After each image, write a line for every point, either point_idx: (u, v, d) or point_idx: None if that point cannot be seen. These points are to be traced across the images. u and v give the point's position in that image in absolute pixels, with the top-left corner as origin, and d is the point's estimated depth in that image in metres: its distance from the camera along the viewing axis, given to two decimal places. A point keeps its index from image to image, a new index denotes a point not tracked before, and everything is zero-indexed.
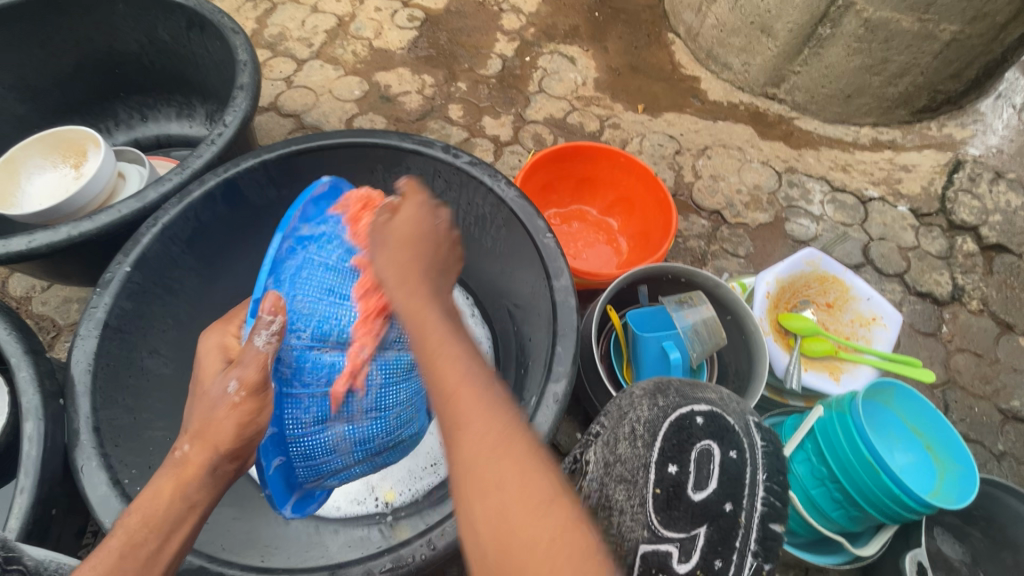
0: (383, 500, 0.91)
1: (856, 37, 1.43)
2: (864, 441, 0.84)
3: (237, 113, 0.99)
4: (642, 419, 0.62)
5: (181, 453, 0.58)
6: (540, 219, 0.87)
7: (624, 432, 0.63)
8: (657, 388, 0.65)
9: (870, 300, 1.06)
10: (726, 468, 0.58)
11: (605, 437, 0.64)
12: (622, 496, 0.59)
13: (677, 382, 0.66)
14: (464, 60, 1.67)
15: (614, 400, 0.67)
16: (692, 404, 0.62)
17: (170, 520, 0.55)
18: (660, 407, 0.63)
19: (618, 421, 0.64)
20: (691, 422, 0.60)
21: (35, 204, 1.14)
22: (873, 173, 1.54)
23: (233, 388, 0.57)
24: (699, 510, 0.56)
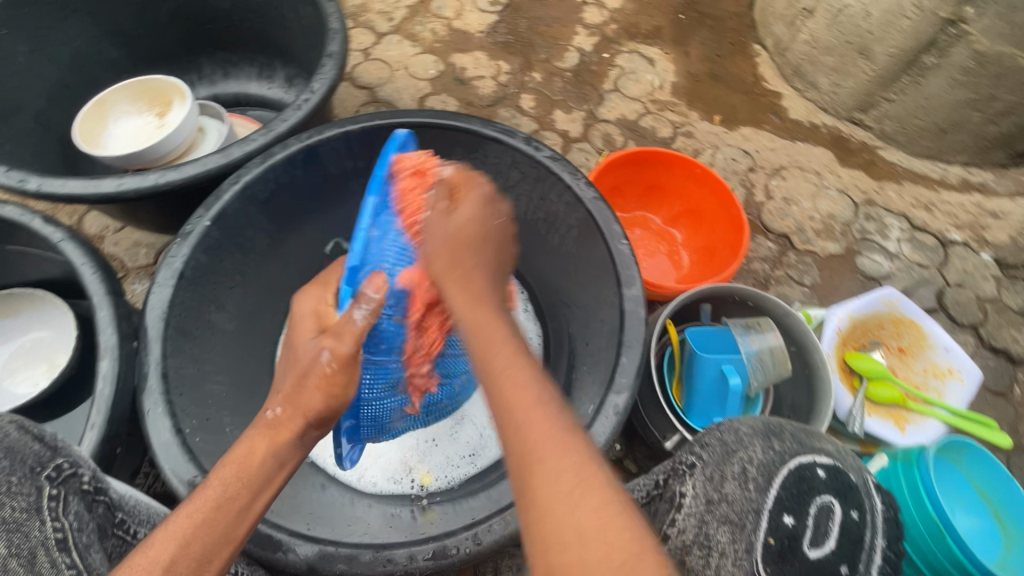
0: (419, 482, 0.92)
1: (963, 69, 1.35)
2: (932, 501, 0.79)
3: (324, 80, 1.00)
4: (756, 461, 0.58)
5: (273, 415, 0.58)
6: (617, 225, 0.85)
7: (734, 471, 0.57)
8: (770, 429, 0.61)
9: (948, 350, 0.99)
10: (846, 529, 0.57)
11: (706, 470, 0.59)
12: (725, 538, 0.55)
13: (792, 426, 0.62)
14: (541, 50, 1.64)
15: (713, 430, 0.61)
16: (812, 456, 0.59)
17: (260, 477, 0.54)
18: (775, 451, 0.59)
19: (725, 457, 0.58)
20: (812, 475, 0.57)
21: (118, 147, 1.18)
22: (959, 216, 1.45)
23: (325, 358, 0.57)
24: (813, 569, 0.55)
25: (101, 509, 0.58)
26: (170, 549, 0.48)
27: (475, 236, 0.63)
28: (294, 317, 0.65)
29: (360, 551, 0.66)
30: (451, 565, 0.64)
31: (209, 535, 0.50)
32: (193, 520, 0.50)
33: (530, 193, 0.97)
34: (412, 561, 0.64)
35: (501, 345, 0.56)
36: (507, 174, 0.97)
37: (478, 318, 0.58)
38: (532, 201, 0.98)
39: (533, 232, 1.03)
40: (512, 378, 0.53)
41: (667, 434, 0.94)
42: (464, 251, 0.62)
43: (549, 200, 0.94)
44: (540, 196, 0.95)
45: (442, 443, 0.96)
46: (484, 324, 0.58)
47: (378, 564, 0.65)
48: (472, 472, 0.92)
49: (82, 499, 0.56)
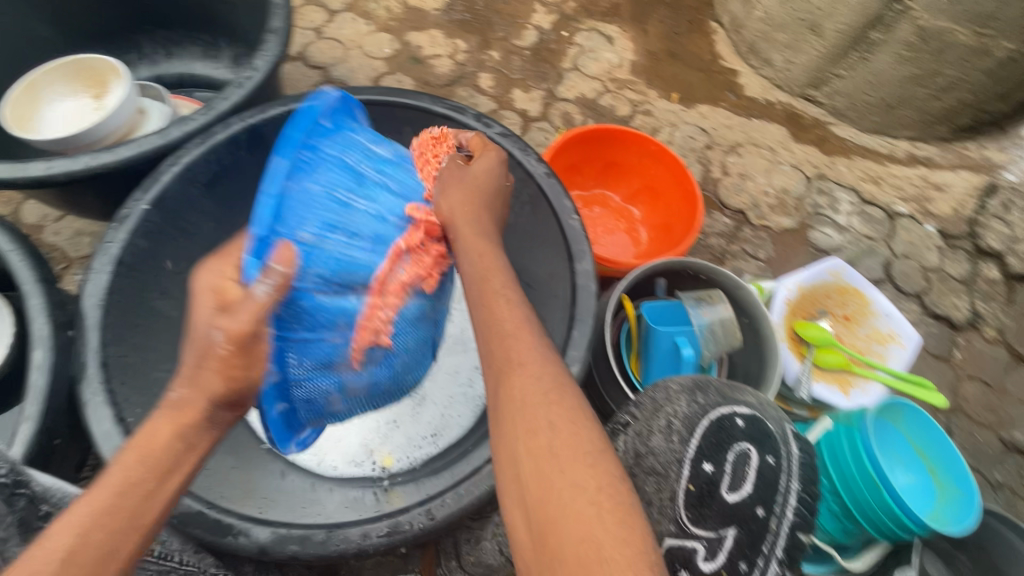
0: (380, 464, 0.92)
1: (908, 44, 1.39)
2: (870, 457, 0.84)
3: (267, 58, 0.96)
4: (680, 416, 0.67)
5: (176, 397, 0.53)
6: (568, 200, 0.85)
7: (660, 426, 0.67)
8: (695, 386, 0.70)
9: (889, 317, 1.03)
10: (762, 474, 0.66)
11: (638, 427, 0.68)
12: (654, 487, 0.66)
13: (717, 382, 0.71)
14: (499, 28, 1.62)
15: (646, 391, 0.71)
16: (730, 408, 0.68)
17: (168, 461, 0.51)
18: (698, 407, 0.68)
19: (653, 414, 0.68)
20: (728, 425, 0.67)
21: (52, 130, 1.12)
22: (905, 189, 1.50)
23: (219, 339, 0.50)
24: (731, 511, 0.65)
25: (25, 502, 0.57)
26: (69, 539, 0.46)
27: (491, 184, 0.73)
28: (189, 290, 0.54)
29: (310, 531, 0.66)
30: (406, 540, 0.65)
31: (114, 524, 0.48)
32: (94, 507, 0.48)
33: None
34: (366, 538, 0.65)
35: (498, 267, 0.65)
36: None
37: (481, 240, 0.67)
38: None
39: None
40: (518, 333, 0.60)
41: (623, 406, 0.97)
42: (477, 196, 0.70)
43: None
44: None
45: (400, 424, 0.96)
46: (490, 273, 0.64)
47: (330, 544, 0.65)
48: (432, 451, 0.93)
49: (2, 492, 0.55)
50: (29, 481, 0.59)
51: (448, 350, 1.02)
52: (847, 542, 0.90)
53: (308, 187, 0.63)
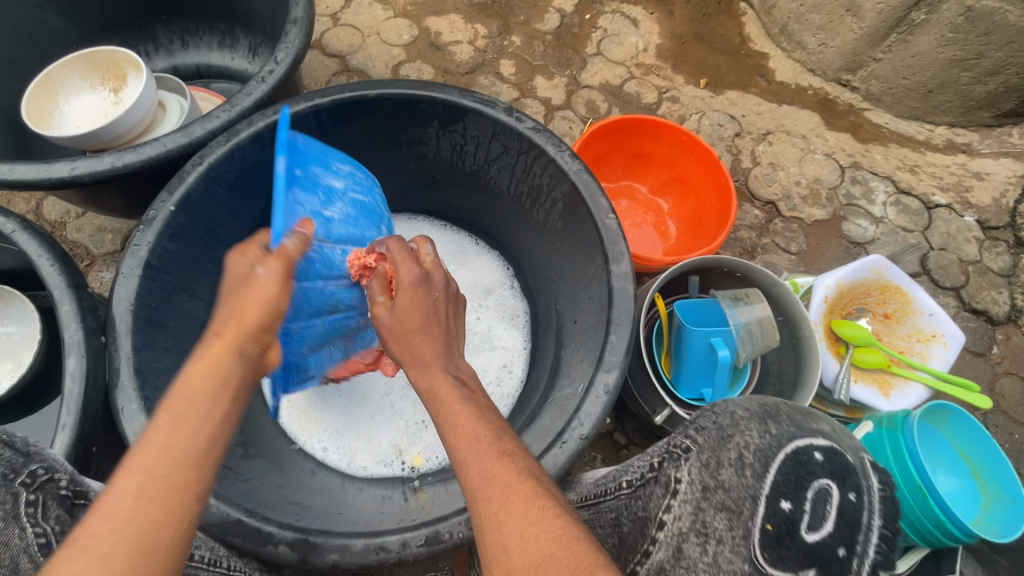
0: (409, 463, 0.91)
1: (953, 26, 1.32)
2: (915, 464, 0.81)
3: (289, 50, 0.94)
4: (752, 446, 0.57)
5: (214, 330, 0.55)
6: (604, 198, 0.82)
7: (730, 457, 0.58)
8: (765, 413, 0.59)
9: (933, 316, 0.99)
10: (844, 512, 0.54)
11: (702, 456, 0.59)
12: (723, 525, 0.56)
13: (788, 407, 0.60)
14: (520, 12, 1.57)
15: (709, 414, 0.62)
16: (806, 439, 0.57)
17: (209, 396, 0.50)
18: (773, 437, 0.57)
19: (720, 443, 0.59)
20: (810, 459, 0.56)
21: (72, 125, 1.10)
22: (943, 178, 1.44)
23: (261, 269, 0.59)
24: (811, 552, 0.53)
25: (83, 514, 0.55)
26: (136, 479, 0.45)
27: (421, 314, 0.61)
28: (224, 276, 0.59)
29: (350, 542, 0.65)
30: (445, 550, 0.64)
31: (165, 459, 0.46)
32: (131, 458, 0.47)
33: (513, 165, 0.93)
34: (405, 548, 0.64)
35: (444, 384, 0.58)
36: (488, 146, 0.93)
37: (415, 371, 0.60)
38: (516, 174, 0.94)
39: (517, 208, 1.00)
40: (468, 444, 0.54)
41: (657, 408, 0.94)
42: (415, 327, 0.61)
43: (533, 173, 0.91)
44: (524, 169, 0.92)
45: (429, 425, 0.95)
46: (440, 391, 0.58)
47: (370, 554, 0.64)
48: None
49: (62, 504, 0.54)
50: (89, 492, 0.56)
51: (475, 349, 1.00)
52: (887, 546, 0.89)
53: (303, 216, 0.69)
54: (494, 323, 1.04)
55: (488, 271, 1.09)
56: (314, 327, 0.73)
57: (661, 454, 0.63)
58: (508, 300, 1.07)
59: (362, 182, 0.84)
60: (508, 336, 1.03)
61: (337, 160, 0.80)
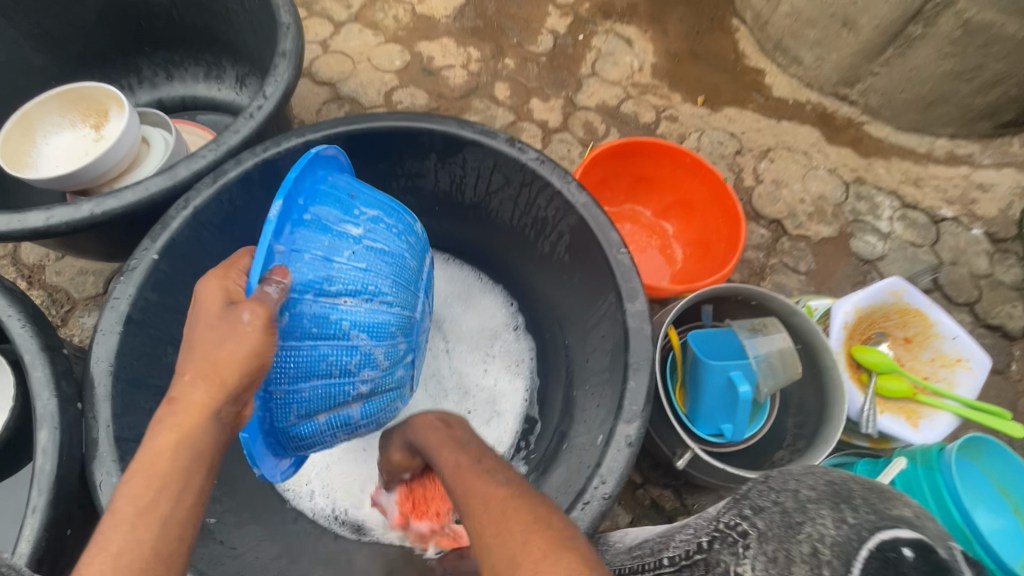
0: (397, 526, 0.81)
1: (950, 40, 1.30)
2: (956, 505, 0.76)
3: (278, 83, 0.89)
4: (826, 538, 0.35)
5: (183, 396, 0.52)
6: (614, 231, 0.77)
7: (799, 553, 0.36)
8: (836, 493, 0.38)
9: (956, 339, 0.95)
10: None
11: (756, 547, 0.40)
12: None
13: (863, 486, 0.39)
14: (512, 34, 1.54)
15: (769, 493, 0.43)
16: (894, 529, 0.34)
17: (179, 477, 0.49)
18: (848, 526, 0.35)
19: (784, 530, 0.38)
20: (903, 559, 0.32)
21: (51, 166, 1.05)
22: (947, 191, 1.42)
23: (245, 317, 0.53)
24: None
25: None
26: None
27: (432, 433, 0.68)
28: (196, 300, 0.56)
29: None
30: None
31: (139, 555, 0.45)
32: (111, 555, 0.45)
33: (515, 197, 0.89)
34: None
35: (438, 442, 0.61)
36: (489, 178, 0.89)
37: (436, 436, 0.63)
38: (519, 206, 0.90)
39: (520, 240, 0.96)
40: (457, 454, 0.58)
41: (676, 449, 0.90)
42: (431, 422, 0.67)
43: (538, 205, 0.86)
44: (527, 201, 0.88)
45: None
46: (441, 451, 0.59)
47: None
48: None
49: None
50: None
51: (484, 416, 0.95)
52: None
53: (298, 266, 0.63)
54: (500, 375, 0.98)
55: (493, 312, 1.03)
56: (304, 393, 0.65)
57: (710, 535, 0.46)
58: (513, 345, 1.01)
59: (394, 226, 0.73)
60: (513, 387, 0.98)
61: (365, 204, 0.72)
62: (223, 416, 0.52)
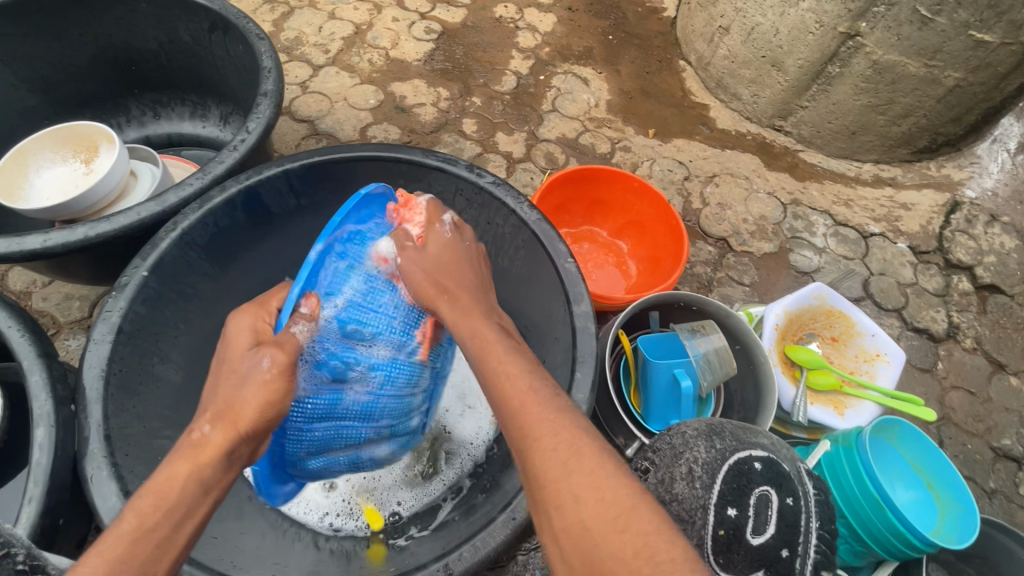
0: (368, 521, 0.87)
1: (864, 76, 1.48)
2: (871, 478, 0.86)
3: (260, 120, 0.99)
4: (699, 460, 0.69)
5: (200, 434, 0.58)
6: (562, 243, 0.88)
7: (682, 472, 0.70)
8: (712, 431, 0.72)
9: (874, 336, 1.07)
10: (783, 515, 0.66)
11: (660, 474, 0.71)
12: (679, 534, 0.67)
13: (731, 426, 0.73)
14: (478, 75, 1.68)
15: (667, 437, 0.74)
16: (748, 450, 0.70)
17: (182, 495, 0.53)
18: (717, 450, 0.70)
19: (674, 460, 0.71)
20: (749, 469, 0.69)
21: (41, 198, 1.12)
22: (875, 210, 1.57)
23: (265, 363, 0.62)
24: (756, 553, 0.65)
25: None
26: None
27: (455, 254, 0.72)
28: (227, 333, 0.66)
29: None
30: None
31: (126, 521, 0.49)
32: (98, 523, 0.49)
33: (476, 218, 0.99)
34: None
35: (483, 337, 0.63)
36: (452, 201, 0.99)
37: (458, 317, 0.66)
38: (480, 225, 1.00)
39: None
40: (505, 359, 0.61)
41: (627, 440, 0.99)
42: (445, 272, 0.70)
43: (496, 224, 0.96)
44: (487, 220, 0.98)
45: (381, 466, 0.90)
46: (487, 348, 0.63)
47: None
48: (443, 495, 0.91)
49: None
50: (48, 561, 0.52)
51: None
52: (858, 563, 0.92)
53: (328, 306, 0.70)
54: None
55: None
56: (315, 432, 0.72)
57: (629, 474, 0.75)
58: None
59: None
60: None
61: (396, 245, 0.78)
62: (235, 456, 0.58)
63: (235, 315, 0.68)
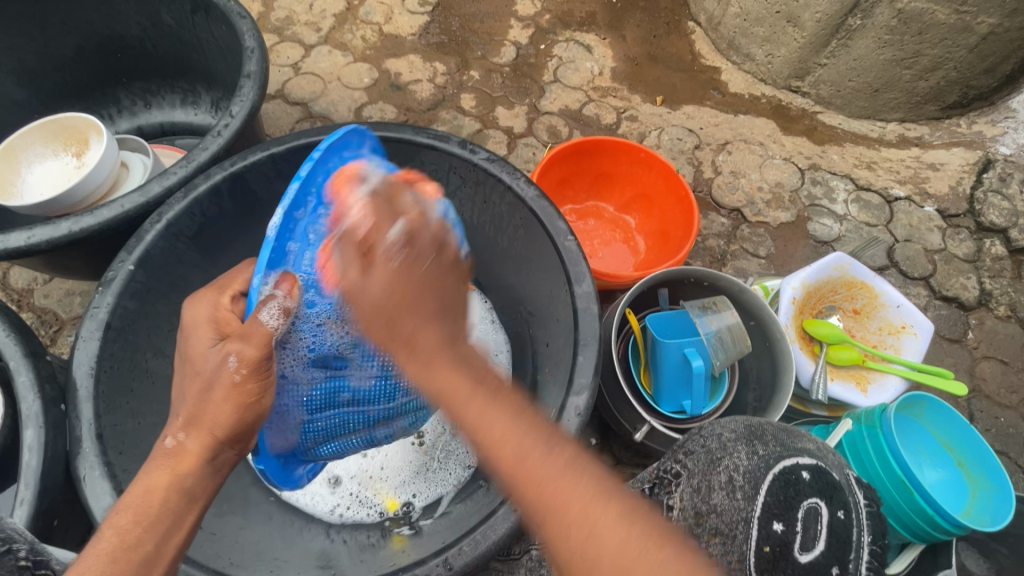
0: (383, 508, 0.86)
1: (888, 28, 1.37)
2: (897, 458, 0.81)
3: (244, 103, 0.95)
4: (741, 468, 0.64)
5: (172, 443, 0.55)
6: (561, 220, 0.83)
7: (720, 480, 0.64)
8: (752, 433, 0.67)
9: (900, 308, 1.01)
10: (834, 530, 0.61)
11: (694, 481, 0.66)
12: (718, 550, 0.61)
13: (773, 428, 0.69)
14: (476, 47, 1.61)
15: (700, 439, 0.69)
16: (795, 458, 0.65)
17: (166, 516, 0.52)
18: (760, 457, 0.65)
19: (710, 467, 0.65)
20: (797, 479, 0.63)
21: (35, 193, 1.10)
22: (899, 172, 1.48)
23: (233, 362, 0.55)
24: (807, 573, 0.59)
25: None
26: None
27: (407, 285, 0.57)
28: (186, 324, 0.59)
29: None
30: None
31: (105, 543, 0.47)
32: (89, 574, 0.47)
33: (472, 196, 0.95)
34: None
35: (455, 380, 0.55)
36: (447, 179, 0.95)
37: (419, 368, 0.56)
38: (476, 204, 0.95)
39: (482, 236, 1.01)
40: (486, 408, 0.54)
41: (636, 424, 0.95)
42: (399, 310, 0.56)
43: (493, 202, 0.92)
44: (483, 199, 0.93)
45: (391, 467, 0.90)
46: (450, 386, 0.55)
47: None
48: (450, 484, 0.88)
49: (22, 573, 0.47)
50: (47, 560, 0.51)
51: None
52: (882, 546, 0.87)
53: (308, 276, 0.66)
54: None
55: None
56: (319, 420, 0.72)
57: (656, 479, 0.70)
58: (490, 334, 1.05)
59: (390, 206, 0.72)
60: None
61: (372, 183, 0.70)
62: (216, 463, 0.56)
63: (192, 303, 0.60)
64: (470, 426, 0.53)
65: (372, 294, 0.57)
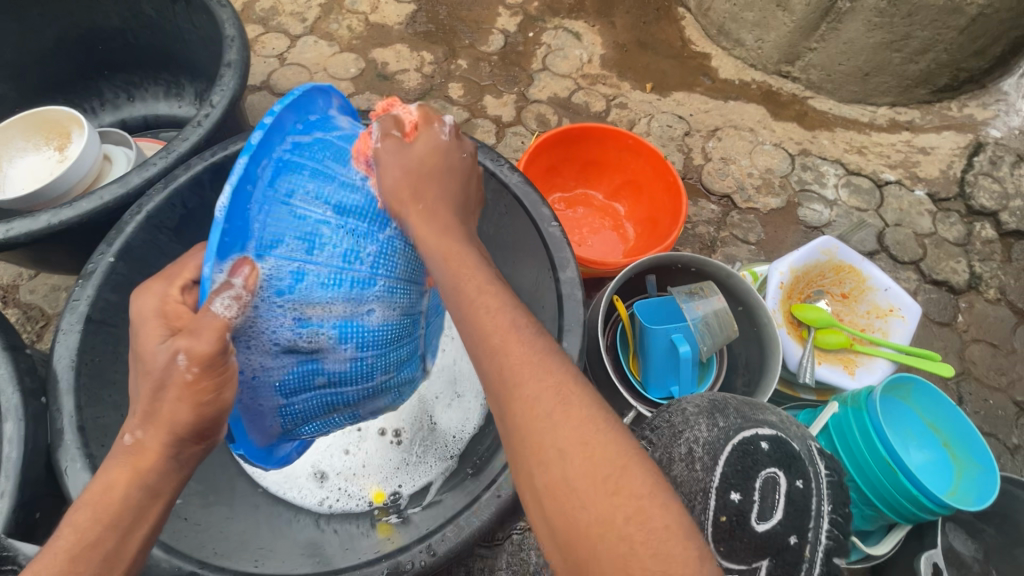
0: (370, 498, 0.86)
1: (877, 10, 1.36)
2: (881, 440, 0.81)
3: (224, 92, 0.94)
4: (699, 440, 0.67)
5: (134, 440, 0.53)
6: (545, 206, 0.82)
7: (680, 453, 0.68)
8: (715, 407, 0.70)
9: (888, 290, 1.00)
10: (793, 500, 0.63)
11: (659, 453, 0.70)
12: None
13: (735, 402, 0.71)
14: (464, 35, 1.60)
15: (667, 413, 0.72)
16: (755, 429, 0.67)
17: (129, 508, 0.52)
18: (720, 429, 0.68)
19: (671, 440, 0.69)
20: (756, 449, 0.65)
21: (17, 187, 1.09)
22: (890, 156, 1.48)
23: (182, 360, 0.51)
24: (764, 541, 0.61)
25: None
26: None
27: (440, 162, 0.64)
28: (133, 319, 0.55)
29: None
30: None
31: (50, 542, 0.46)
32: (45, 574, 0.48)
33: None
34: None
35: (462, 254, 0.60)
36: None
37: (432, 237, 0.61)
38: None
39: None
40: (484, 287, 0.57)
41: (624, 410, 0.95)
42: (427, 177, 0.63)
43: None
44: None
45: (372, 465, 0.88)
46: (463, 269, 0.58)
47: None
48: (434, 473, 0.88)
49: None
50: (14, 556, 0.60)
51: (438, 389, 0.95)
52: (869, 527, 0.88)
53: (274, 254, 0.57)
54: None
55: None
56: (295, 405, 0.65)
57: None
58: None
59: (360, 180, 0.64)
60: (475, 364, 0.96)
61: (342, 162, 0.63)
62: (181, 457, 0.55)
63: (139, 295, 0.56)
64: (469, 301, 0.56)
65: (403, 165, 0.62)
